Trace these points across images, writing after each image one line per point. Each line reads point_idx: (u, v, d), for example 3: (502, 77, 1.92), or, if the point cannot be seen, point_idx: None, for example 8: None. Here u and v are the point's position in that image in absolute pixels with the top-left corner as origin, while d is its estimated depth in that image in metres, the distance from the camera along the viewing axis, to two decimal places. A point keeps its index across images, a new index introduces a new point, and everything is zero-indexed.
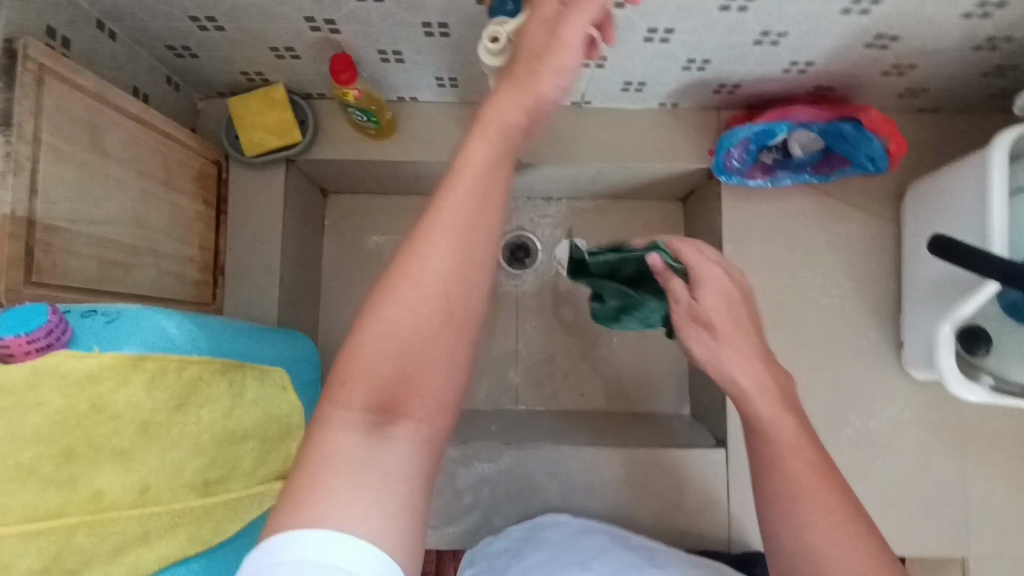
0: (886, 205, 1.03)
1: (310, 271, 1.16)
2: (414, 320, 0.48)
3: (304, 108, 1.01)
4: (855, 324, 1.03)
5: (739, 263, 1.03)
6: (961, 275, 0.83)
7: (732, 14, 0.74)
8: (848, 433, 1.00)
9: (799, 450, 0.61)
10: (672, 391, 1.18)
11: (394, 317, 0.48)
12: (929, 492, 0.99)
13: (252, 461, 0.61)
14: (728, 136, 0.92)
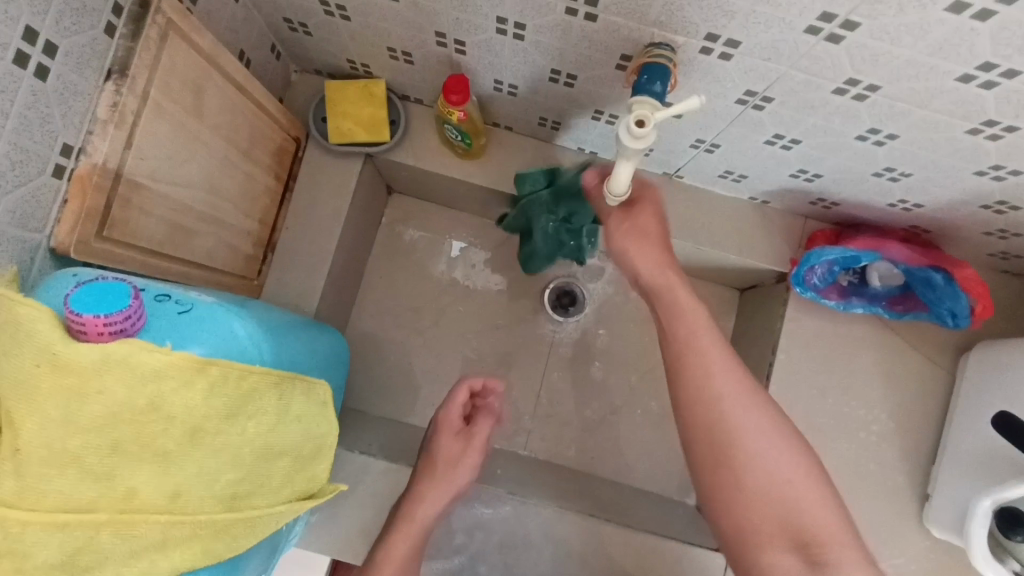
0: (948, 356, 1.00)
1: (355, 266, 1.13)
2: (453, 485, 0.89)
3: (398, 109, 0.99)
4: (888, 466, 0.99)
5: (787, 373, 1.00)
6: (1018, 457, 0.81)
7: (867, 145, 0.74)
8: None
9: (788, 463, 0.66)
10: (681, 477, 1.15)
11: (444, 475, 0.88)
12: None
13: (281, 478, 0.57)
14: (816, 254, 0.91)
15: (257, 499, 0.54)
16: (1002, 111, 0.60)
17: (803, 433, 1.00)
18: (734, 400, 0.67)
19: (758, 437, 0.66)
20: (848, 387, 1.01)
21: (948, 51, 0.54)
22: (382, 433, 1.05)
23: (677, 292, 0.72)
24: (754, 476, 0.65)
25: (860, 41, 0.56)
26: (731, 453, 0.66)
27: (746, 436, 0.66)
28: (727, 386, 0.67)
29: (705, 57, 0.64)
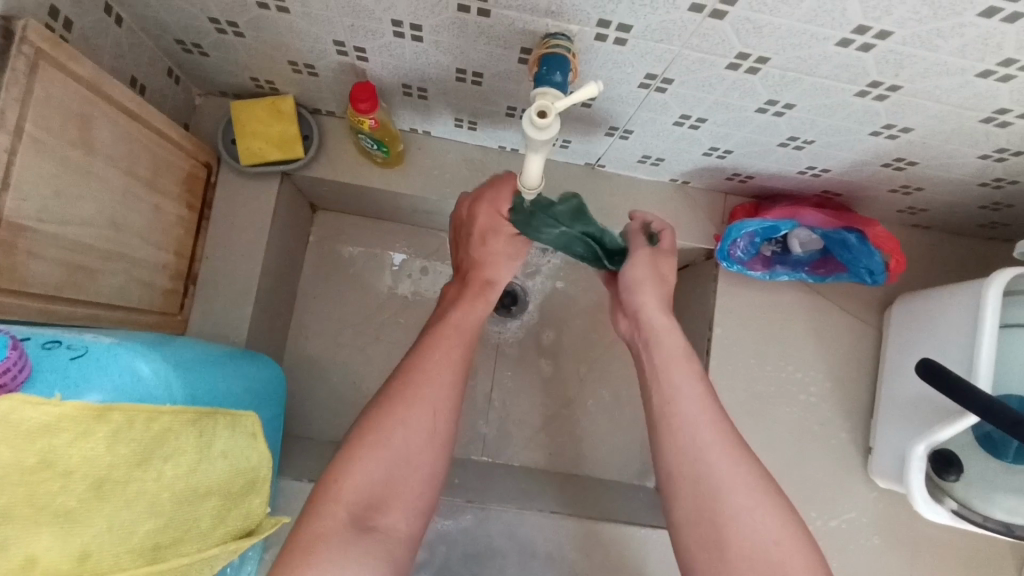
0: (873, 312, 1.05)
1: (286, 289, 1.09)
2: (408, 437, 0.69)
3: (310, 123, 0.96)
4: (832, 424, 1.03)
5: (726, 346, 1.03)
6: (941, 400, 0.85)
7: (767, 116, 0.76)
8: (811, 532, 0.99)
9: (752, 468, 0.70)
10: (639, 461, 1.16)
11: (398, 424, 0.69)
12: None
13: (210, 520, 0.54)
14: (736, 228, 0.93)
15: (186, 546, 0.51)
16: (882, 72, 0.63)
17: (749, 403, 1.02)
18: (702, 428, 0.71)
19: (725, 469, 0.69)
20: (786, 353, 1.04)
21: (823, 19, 0.55)
22: (332, 458, 1.01)
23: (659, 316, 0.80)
24: (721, 499, 0.67)
25: (741, 15, 0.57)
26: (698, 454, 0.70)
27: (715, 470, 0.69)
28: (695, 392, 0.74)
29: (601, 44, 0.65)
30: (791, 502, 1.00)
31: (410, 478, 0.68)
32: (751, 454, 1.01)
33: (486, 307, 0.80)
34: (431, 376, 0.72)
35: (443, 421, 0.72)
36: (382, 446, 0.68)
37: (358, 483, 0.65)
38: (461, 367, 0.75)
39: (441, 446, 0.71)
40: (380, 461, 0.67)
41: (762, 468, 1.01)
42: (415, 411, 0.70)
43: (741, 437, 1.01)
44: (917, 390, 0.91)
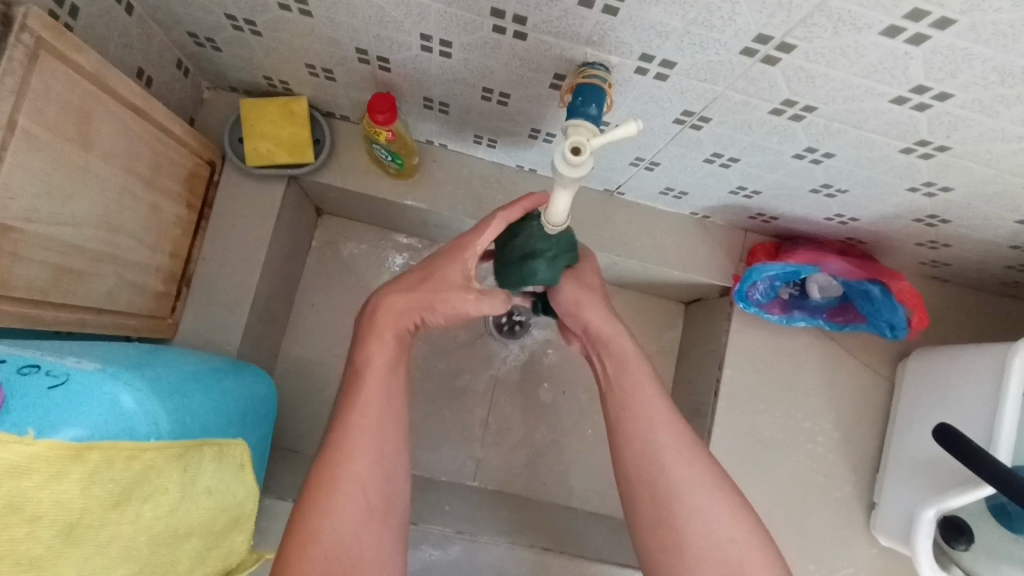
0: (886, 364, 1.02)
1: (284, 295, 1.05)
2: (353, 496, 0.66)
3: (323, 128, 0.92)
4: (836, 476, 1.00)
5: (734, 388, 1.00)
6: (954, 466, 0.82)
7: (803, 163, 0.73)
8: None
9: (721, 502, 0.70)
10: None
11: (340, 482, 0.66)
12: None
13: (188, 563, 0.50)
14: (757, 271, 0.91)
15: None
16: (933, 132, 0.60)
17: (753, 449, 0.99)
18: (671, 462, 0.72)
19: (707, 506, 0.69)
20: (795, 399, 1.01)
21: (883, 74, 0.52)
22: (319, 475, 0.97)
23: (620, 344, 0.79)
24: (695, 541, 0.68)
25: (795, 63, 0.54)
26: (666, 497, 0.70)
27: (696, 507, 0.69)
28: (666, 438, 0.73)
29: (640, 77, 0.61)
30: (787, 553, 0.97)
31: (365, 559, 0.64)
32: (753, 502, 0.98)
33: (401, 345, 0.74)
34: (349, 452, 0.67)
35: (377, 495, 0.68)
36: (321, 534, 0.63)
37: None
38: (387, 425, 0.70)
39: (383, 523, 0.68)
40: (317, 558, 0.62)
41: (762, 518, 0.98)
42: (341, 497, 0.65)
43: (742, 484, 0.98)
44: (929, 451, 0.88)
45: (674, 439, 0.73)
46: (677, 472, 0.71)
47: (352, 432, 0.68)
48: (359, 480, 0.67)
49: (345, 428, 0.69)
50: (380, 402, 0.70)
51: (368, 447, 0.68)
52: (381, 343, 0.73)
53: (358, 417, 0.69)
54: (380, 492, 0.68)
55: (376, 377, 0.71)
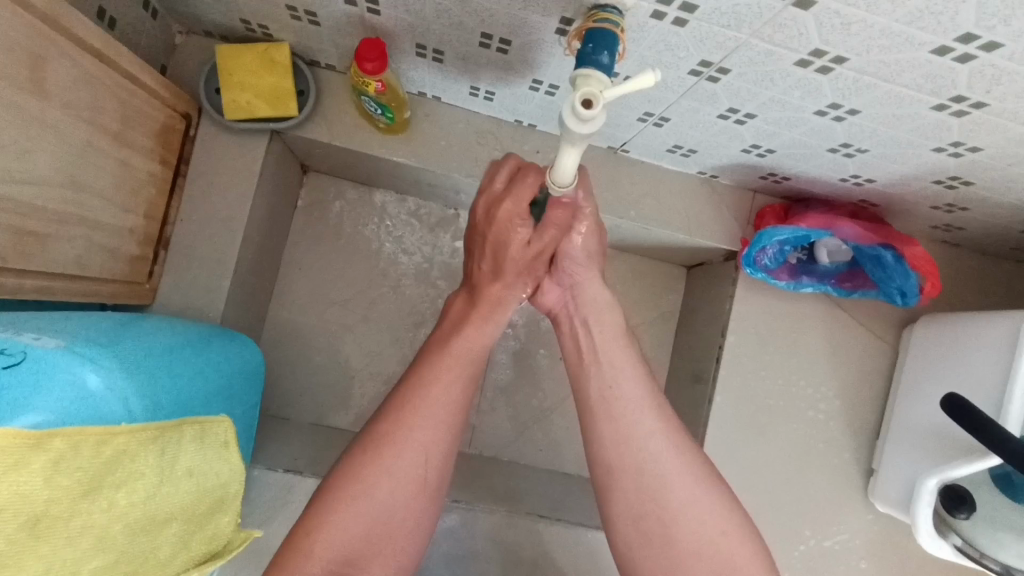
0: (891, 330, 1.00)
1: (271, 258, 1.00)
2: (397, 478, 0.66)
3: (307, 78, 0.86)
4: (836, 442, 0.99)
5: (736, 355, 0.97)
6: (961, 436, 0.80)
7: (825, 120, 0.68)
8: (800, 551, 0.96)
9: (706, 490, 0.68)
10: None
11: (387, 457, 0.66)
12: None
13: (169, 549, 0.47)
14: (767, 234, 0.87)
15: None
16: (971, 87, 0.56)
17: (755, 416, 0.98)
18: (653, 446, 0.69)
19: (671, 459, 0.69)
20: (799, 366, 0.99)
21: (928, 21, 0.48)
22: (311, 443, 0.94)
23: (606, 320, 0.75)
24: (661, 496, 0.67)
25: (831, 7, 0.48)
26: (652, 485, 0.68)
27: (677, 501, 0.67)
28: (646, 421, 0.70)
29: (657, 23, 0.56)
30: (784, 517, 0.97)
31: (393, 534, 0.66)
32: (751, 469, 0.97)
33: (495, 331, 0.74)
34: (420, 420, 0.68)
35: (434, 466, 0.68)
36: (360, 503, 0.64)
37: (335, 538, 0.63)
38: (458, 408, 0.70)
39: (429, 499, 0.68)
40: (358, 515, 0.64)
41: (762, 484, 0.97)
42: (404, 460, 0.66)
43: (740, 450, 0.97)
44: (934, 420, 0.86)
45: (639, 391, 0.72)
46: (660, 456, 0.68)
47: (420, 412, 0.68)
48: (415, 465, 0.67)
49: (418, 406, 0.68)
50: (460, 382, 0.71)
51: (436, 418, 0.69)
52: (482, 324, 0.73)
53: (426, 398, 0.69)
54: (435, 472, 0.68)
55: (468, 357, 0.72)
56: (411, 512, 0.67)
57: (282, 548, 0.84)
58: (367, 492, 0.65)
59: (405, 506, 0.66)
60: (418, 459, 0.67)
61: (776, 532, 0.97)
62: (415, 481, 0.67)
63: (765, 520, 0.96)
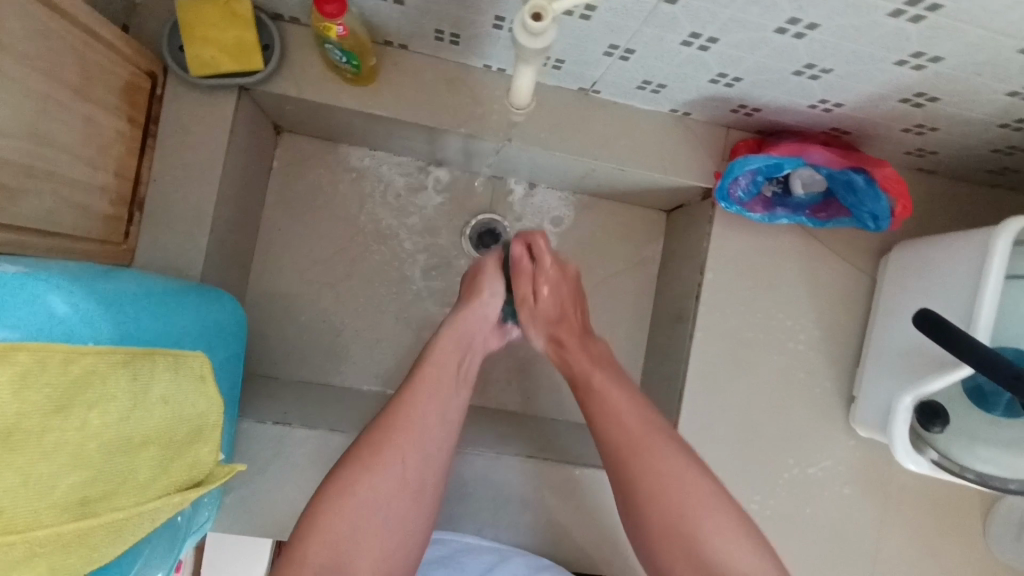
0: (869, 260, 1.00)
1: (250, 219, 1.00)
2: (382, 476, 0.69)
3: (271, 31, 0.85)
4: (816, 372, 1.00)
5: (715, 292, 0.98)
6: (935, 351, 0.81)
7: (786, 38, 0.68)
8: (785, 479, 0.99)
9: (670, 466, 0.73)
10: None
11: (371, 456, 0.69)
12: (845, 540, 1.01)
13: (149, 472, 0.48)
14: (739, 164, 0.87)
15: (120, 499, 0.46)
16: None
17: (736, 351, 0.99)
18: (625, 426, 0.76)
19: (641, 436, 0.75)
20: (778, 301, 1.00)
21: None
22: (300, 398, 0.96)
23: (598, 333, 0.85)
24: (631, 466, 0.74)
25: None
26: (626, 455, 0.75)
27: (647, 491, 0.72)
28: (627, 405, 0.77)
29: None
30: (767, 446, 0.99)
31: (381, 531, 0.67)
32: (734, 402, 0.98)
33: (468, 331, 0.83)
34: (403, 423, 0.72)
35: (416, 469, 0.71)
36: (348, 499, 0.67)
37: (325, 539, 0.65)
38: (441, 408, 0.76)
39: (414, 497, 0.70)
40: (345, 518, 0.66)
41: (745, 417, 0.99)
42: (386, 460, 0.69)
43: (723, 384, 0.98)
44: (909, 340, 0.87)
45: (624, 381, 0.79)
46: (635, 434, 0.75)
47: (402, 412, 0.73)
48: (399, 466, 0.70)
49: (401, 407, 0.74)
50: (438, 379, 0.77)
51: (418, 423, 0.73)
52: (452, 328, 0.82)
53: (411, 401, 0.74)
54: (419, 474, 0.71)
55: (449, 357, 0.80)
56: (397, 511, 0.69)
57: (277, 496, 0.86)
58: (354, 494, 0.67)
59: (389, 502, 0.68)
60: (403, 459, 0.70)
61: (760, 461, 0.99)
62: (399, 482, 0.69)
63: (749, 450, 0.98)
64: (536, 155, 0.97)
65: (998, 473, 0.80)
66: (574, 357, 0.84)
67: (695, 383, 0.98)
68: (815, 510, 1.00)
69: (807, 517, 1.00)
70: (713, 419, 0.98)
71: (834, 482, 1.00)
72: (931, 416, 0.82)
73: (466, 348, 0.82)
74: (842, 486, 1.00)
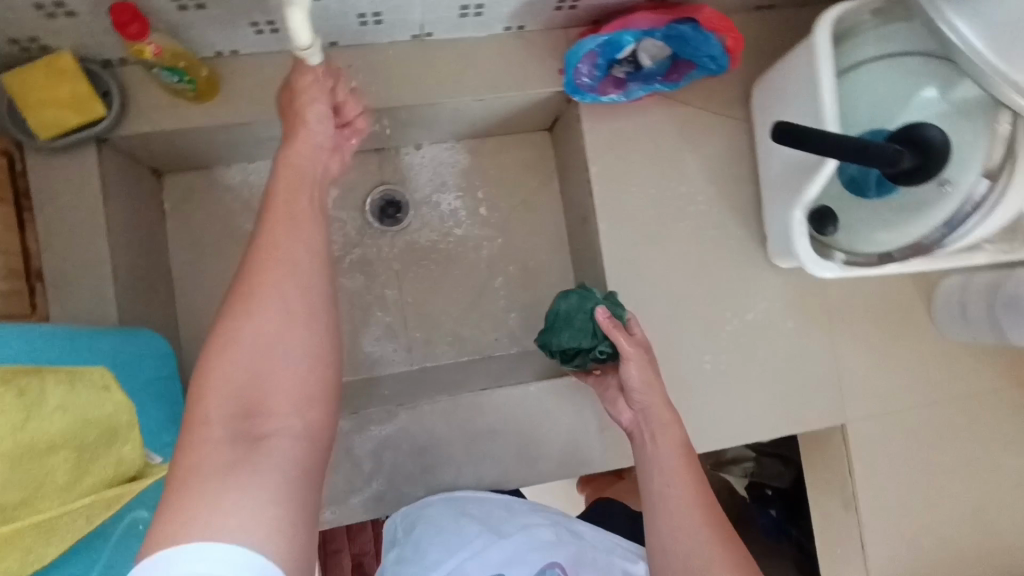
0: (737, 106, 1.04)
1: (156, 262, 1.03)
2: (272, 328, 0.57)
3: (104, 77, 0.88)
4: (724, 225, 1.04)
5: (605, 183, 1.02)
6: (807, 158, 0.86)
7: None
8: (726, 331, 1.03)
9: (685, 485, 0.80)
10: None
11: (239, 320, 0.57)
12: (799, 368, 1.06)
13: (67, 474, 0.52)
14: (575, 51, 0.92)
15: (43, 502, 0.50)
16: None
17: (642, 230, 1.03)
18: (660, 450, 0.83)
19: (665, 462, 0.82)
20: (666, 170, 1.03)
21: None
22: None
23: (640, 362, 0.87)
24: (651, 484, 0.82)
25: None
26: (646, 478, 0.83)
27: (658, 512, 0.79)
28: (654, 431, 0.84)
29: None
30: (701, 308, 1.03)
31: (298, 355, 0.58)
32: (658, 278, 1.03)
33: (312, 154, 0.69)
34: (264, 272, 0.59)
35: (303, 299, 0.59)
36: (243, 334, 0.57)
37: (225, 381, 0.55)
38: (305, 247, 0.62)
39: (310, 319, 0.59)
40: (241, 354, 0.56)
41: (670, 285, 1.03)
42: (267, 295, 0.58)
43: (642, 265, 1.02)
44: (785, 160, 0.92)
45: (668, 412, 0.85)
46: (657, 457, 0.83)
47: (264, 271, 0.59)
48: (283, 305, 0.58)
49: (258, 262, 0.60)
50: (289, 204, 0.64)
51: (282, 258, 0.60)
52: (283, 173, 0.67)
53: (269, 233, 0.61)
54: (306, 298, 0.60)
55: (286, 180, 0.66)
56: (299, 345, 0.58)
57: None
58: (247, 343, 0.56)
59: (290, 336, 0.58)
60: (281, 312, 0.58)
61: (699, 323, 1.04)
62: (290, 312, 0.58)
63: (685, 316, 1.03)
64: (398, 113, 1.00)
65: (896, 239, 0.86)
66: (644, 399, 0.85)
67: (614, 270, 1.02)
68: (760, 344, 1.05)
69: (759, 359, 1.05)
70: (642, 296, 1.02)
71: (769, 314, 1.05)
72: (820, 218, 0.87)
73: (309, 173, 0.68)
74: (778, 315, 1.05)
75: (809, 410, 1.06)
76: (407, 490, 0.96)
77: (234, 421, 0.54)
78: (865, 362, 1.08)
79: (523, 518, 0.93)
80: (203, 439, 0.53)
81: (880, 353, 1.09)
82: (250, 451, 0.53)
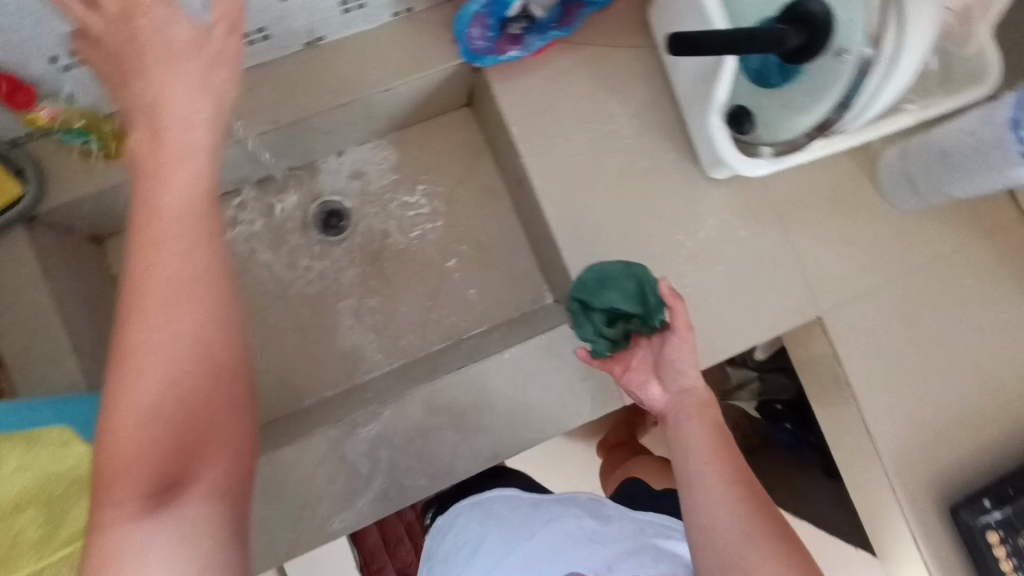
0: (638, 36, 1.06)
1: (121, 328, 1.03)
2: (164, 384, 0.54)
3: (14, 155, 0.89)
4: (655, 153, 1.05)
5: (529, 140, 1.03)
6: (709, 63, 0.88)
7: None
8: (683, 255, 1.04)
9: (732, 471, 0.75)
10: (531, 286, 1.16)
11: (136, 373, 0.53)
12: (762, 272, 1.07)
13: (39, 529, 0.61)
14: (466, 14, 0.94)
15: (21, 558, 0.59)
16: None
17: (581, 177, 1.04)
18: (701, 441, 0.79)
19: (709, 450, 0.77)
20: (584, 113, 1.04)
21: None
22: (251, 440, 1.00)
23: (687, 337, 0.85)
24: (692, 474, 0.76)
25: None
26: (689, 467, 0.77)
27: (702, 503, 0.74)
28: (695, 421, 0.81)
29: None
30: (653, 238, 1.04)
31: (206, 404, 0.55)
32: (603, 219, 1.03)
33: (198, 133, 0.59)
34: (148, 315, 0.54)
35: (190, 332, 0.55)
36: (140, 391, 0.53)
37: (123, 439, 0.53)
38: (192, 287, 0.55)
39: (207, 375, 0.55)
40: (146, 382, 0.53)
41: (622, 223, 1.04)
42: (151, 339, 0.54)
43: (586, 210, 1.03)
44: (692, 72, 0.94)
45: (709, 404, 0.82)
46: (701, 447, 0.78)
47: (143, 308, 0.54)
48: (172, 347, 0.54)
49: (134, 301, 0.54)
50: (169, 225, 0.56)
51: (163, 285, 0.55)
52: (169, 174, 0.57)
53: (148, 274, 0.55)
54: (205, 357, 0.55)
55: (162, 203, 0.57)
56: (205, 404, 0.55)
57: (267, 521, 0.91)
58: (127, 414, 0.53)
59: (191, 397, 0.54)
60: (176, 341, 0.54)
61: (655, 253, 1.04)
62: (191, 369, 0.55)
63: (639, 249, 1.04)
64: (313, 122, 1.01)
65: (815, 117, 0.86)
66: (688, 382, 0.84)
67: (560, 221, 1.04)
68: (721, 259, 1.06)
69: (721, 273, 1.06)
70: (597, 241, 1.03)
71: (724, 230, 1.06)
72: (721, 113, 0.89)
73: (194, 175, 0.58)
74: (733, 228, 1.06)
75: (783, 310, 1.07)
76: (411, 481, 0.96)
77: (156, 488, 0.52)
78: (827, 252, 1.08)
79: (545, 511, 0.96)
80: (116, 498, 0.51)
81: (843, 239, 1.09)
82: (161, 505, 0.51)
